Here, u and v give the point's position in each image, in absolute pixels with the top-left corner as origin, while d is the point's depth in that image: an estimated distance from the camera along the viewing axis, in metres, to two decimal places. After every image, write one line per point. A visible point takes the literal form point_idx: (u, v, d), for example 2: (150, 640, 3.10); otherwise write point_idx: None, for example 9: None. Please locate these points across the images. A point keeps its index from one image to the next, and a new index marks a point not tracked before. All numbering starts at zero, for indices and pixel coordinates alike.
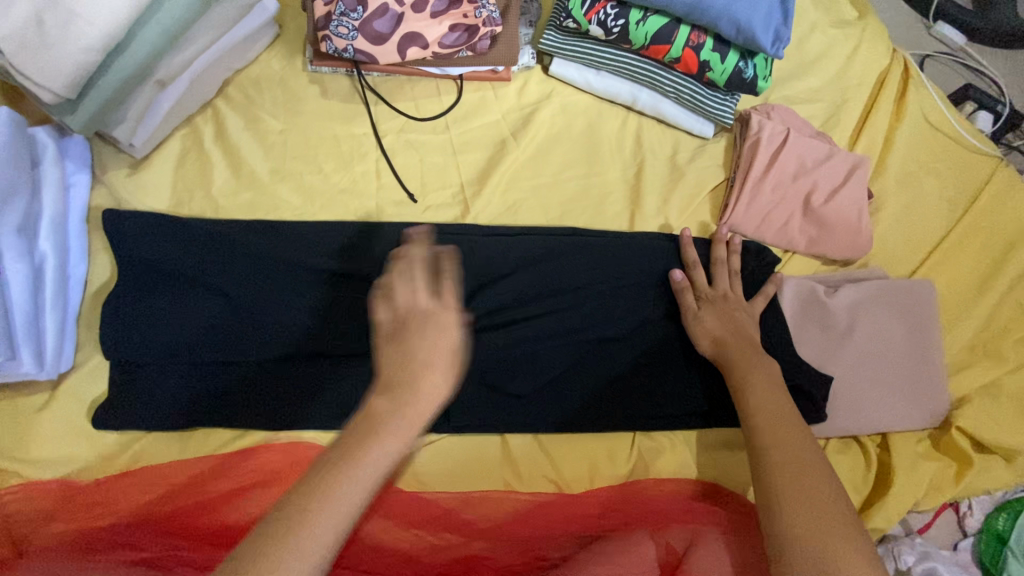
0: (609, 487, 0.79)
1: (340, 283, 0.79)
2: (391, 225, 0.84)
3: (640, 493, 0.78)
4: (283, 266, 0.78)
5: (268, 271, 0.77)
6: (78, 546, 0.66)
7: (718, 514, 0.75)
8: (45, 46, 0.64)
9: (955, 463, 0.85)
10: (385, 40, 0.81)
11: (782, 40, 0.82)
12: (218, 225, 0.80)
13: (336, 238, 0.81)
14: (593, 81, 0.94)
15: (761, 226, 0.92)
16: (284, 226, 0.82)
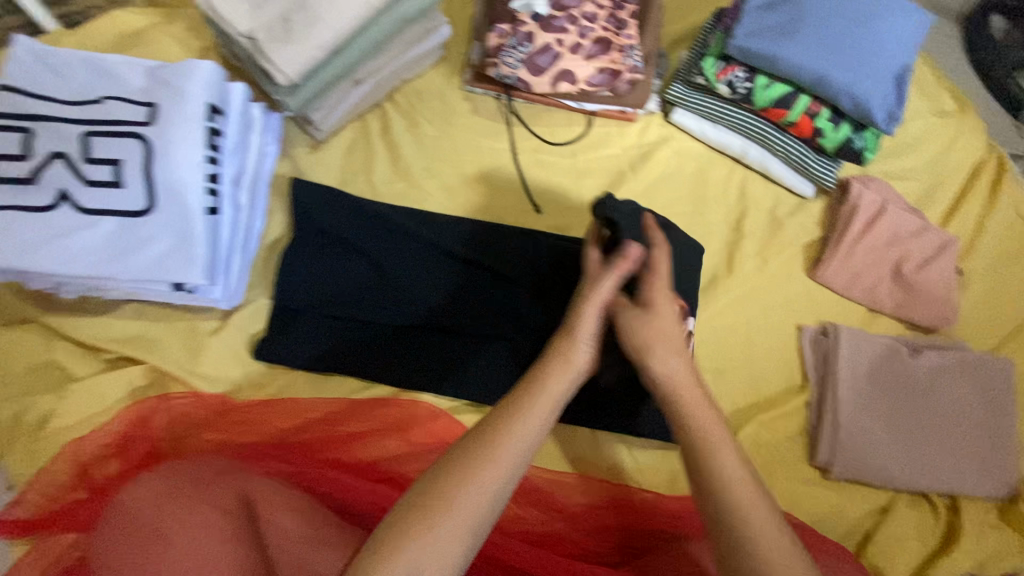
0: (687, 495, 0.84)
1: (465, 268, 0.90)
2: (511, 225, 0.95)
3: None
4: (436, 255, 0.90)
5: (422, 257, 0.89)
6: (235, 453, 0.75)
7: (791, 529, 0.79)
8: (291, 40, 0.80)
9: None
10: (542, 73, 0.95)
11: (895, 118, 0.91)
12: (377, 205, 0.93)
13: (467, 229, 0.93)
14: (709, 131, 1.05)
15: (851, 284, 0.99)
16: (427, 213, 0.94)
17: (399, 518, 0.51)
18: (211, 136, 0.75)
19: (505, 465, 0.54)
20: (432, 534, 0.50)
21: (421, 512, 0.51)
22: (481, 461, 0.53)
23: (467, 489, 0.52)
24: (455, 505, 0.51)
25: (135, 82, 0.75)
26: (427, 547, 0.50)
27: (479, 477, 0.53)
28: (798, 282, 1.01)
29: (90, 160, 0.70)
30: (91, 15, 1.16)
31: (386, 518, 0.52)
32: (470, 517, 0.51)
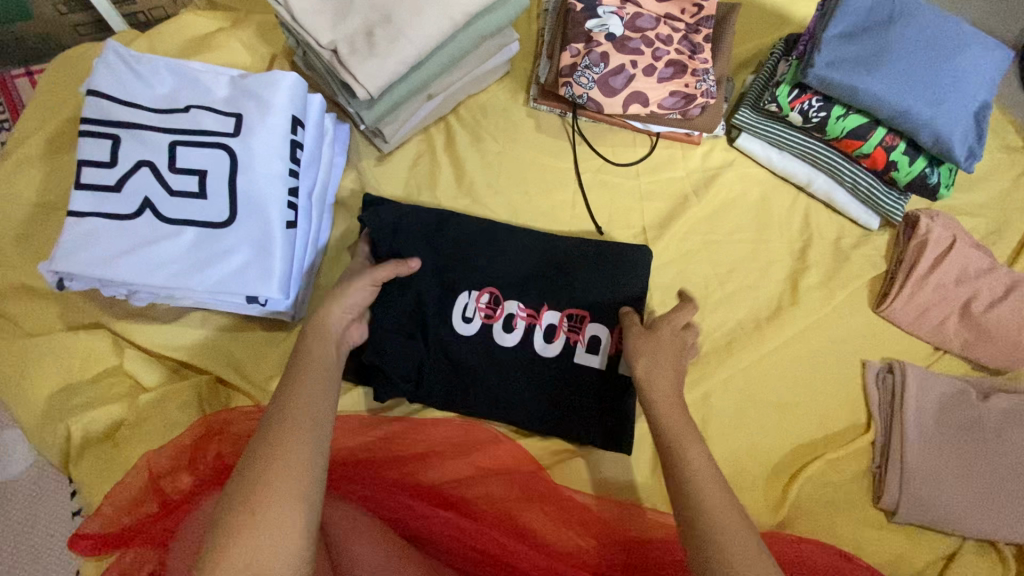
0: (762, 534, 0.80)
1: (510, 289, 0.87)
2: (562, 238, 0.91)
3: (794, 543, 0.80)
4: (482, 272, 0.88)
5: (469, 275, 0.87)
6: None
7: None
8: (374, 54, 0.79)
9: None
10: (615, 94, 0.93)
11: (976, 156, 0.89)
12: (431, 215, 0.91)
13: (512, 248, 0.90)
14: (774, 158, 1.04)
15: (917, 321, 0.97)
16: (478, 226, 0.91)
17: (241, 507, 0.51)
18: (293, 149, 0.75)
19: (296, 447, 0.55)
20: (269, 522, 0.50)
21: (263, 487, 0.51)
22: (274, 444, 0.54)
23: (273, 470, 0.52)
24: (265, 475, 0.52)
25: (219, 90, 0.74)
26: (251, 540, 0.49)
27: (272, 456, 0.53)
28: (862, 316, 0.99)
29: (177, 169, 0.70)
30: (155, 14, 1.17)
31: (237, 502, 0.51)
32: (282, 505, 0.51)
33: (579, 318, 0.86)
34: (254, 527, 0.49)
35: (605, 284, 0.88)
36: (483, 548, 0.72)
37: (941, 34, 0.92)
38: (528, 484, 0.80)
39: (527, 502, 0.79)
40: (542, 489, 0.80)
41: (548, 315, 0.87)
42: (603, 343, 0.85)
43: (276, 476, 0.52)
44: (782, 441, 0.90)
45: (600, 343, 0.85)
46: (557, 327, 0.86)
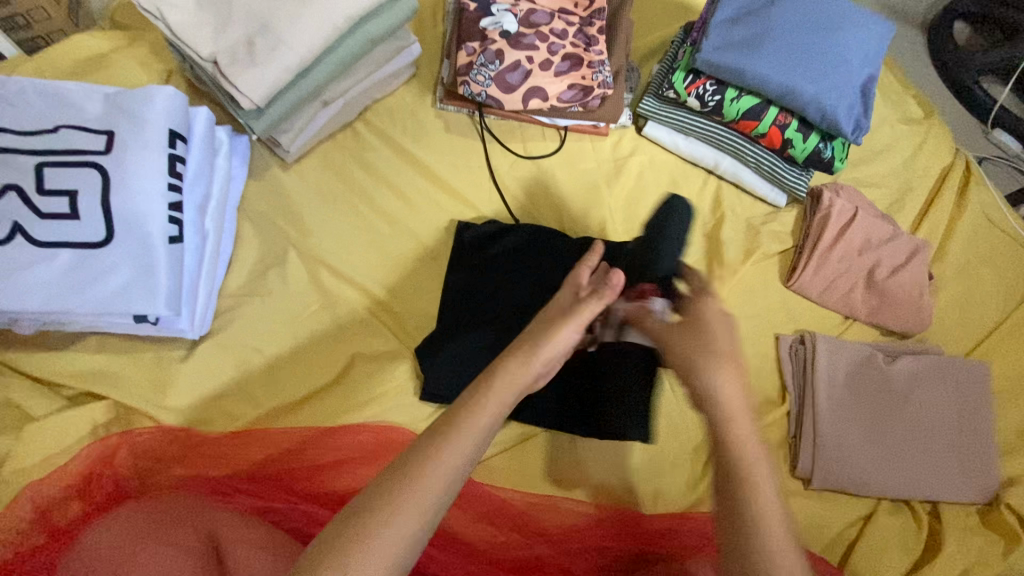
0: (669, 513, 0.83)
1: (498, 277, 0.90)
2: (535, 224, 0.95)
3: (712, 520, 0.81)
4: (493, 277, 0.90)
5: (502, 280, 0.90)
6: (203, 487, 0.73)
7: None
8: (255, 63, 0.78)
9: (1009, 539, 0.86)
10: (514, 89, 0.94)
11: (862, 129, 0.93)
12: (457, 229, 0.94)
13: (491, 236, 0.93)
14: (681, 143, 1.06)
15: (826, 292, 1.00)
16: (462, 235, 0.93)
17: (325, 553, 0.45)
18: (173, 163, 0.74)
19: (426, 488, 0.48)
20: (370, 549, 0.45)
21: (359, 534, 0.46)
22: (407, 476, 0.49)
23: (388, 507, 0.47)
24: (371, 522, 0.46)
25: (92, 109, 0.73)
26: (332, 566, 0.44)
27: (400, 497, 0.48)
28: (774, 291, 1.01)
29: (45, 191, 0.68)
30: (55, 38, 1.20)
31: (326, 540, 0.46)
32: (400, 529, 0.47)
33: None
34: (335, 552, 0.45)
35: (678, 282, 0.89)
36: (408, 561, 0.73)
37: (822, 12, 0.94)
38: None
39: (447, 504, 0.78)
40: (460, 491, 0.79)
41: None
42: None
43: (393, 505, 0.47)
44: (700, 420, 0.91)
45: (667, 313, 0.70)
46: None
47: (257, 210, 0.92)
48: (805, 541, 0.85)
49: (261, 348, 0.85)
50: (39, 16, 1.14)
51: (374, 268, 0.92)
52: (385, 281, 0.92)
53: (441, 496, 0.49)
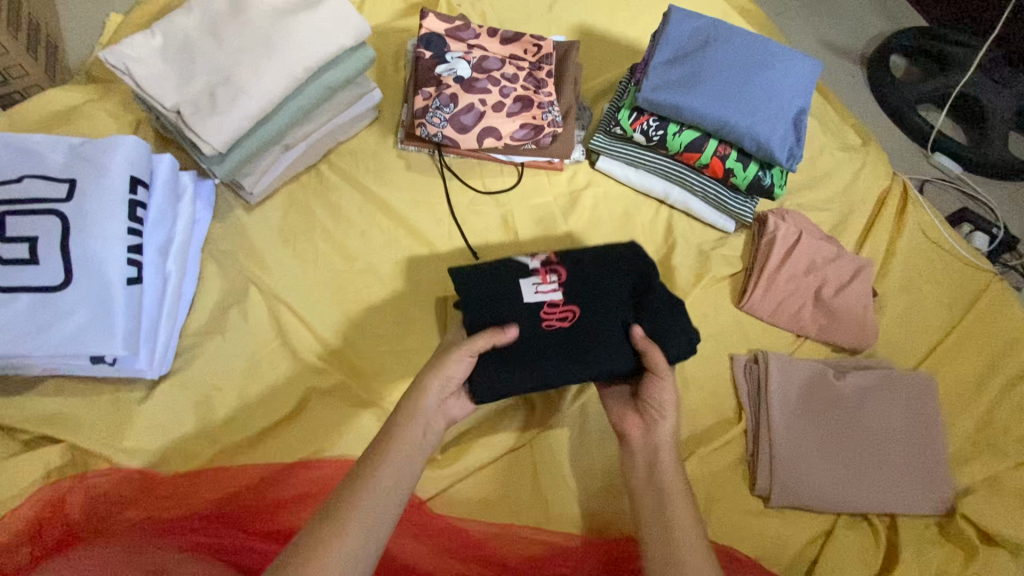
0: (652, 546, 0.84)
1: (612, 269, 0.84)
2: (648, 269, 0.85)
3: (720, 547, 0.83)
4: (586, 275, 0.83)
5: (584, 291, 0.81)
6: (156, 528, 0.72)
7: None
8: (215, 111, 0.83)
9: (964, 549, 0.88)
10: (467, 130, 1.00)
11: (795, 156, 0.98)
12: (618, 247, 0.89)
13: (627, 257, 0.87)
14: (632, 176, 1.11)
15: (776, 313, 1.04)
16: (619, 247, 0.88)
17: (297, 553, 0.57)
18: (133, 208, 0.77)
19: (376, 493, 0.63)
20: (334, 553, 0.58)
21: (330, 532, 0.59)
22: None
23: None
24: (330, 524, 0.60)
25: (57, 158, 0.77)
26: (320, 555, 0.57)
27: (352, 500, 0.62)
28: (727, 313, 1.05)
29: (6, 238, 0.70)
30: (32, 92, 1.24)
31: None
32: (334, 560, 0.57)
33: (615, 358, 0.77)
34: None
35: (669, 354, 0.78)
36: None
37: (752, 53, 1.01)
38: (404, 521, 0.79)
39: (405, 536, 0.78)
40: (421, 523, 0.80)
41: (555, 279, 0.82)
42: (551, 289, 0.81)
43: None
44: None
45: (552, 296, 0.81)
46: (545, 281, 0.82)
47: (221, 250, 0.95)
48: (764, 562, 0.86)
49: (222, 386, 0.86)
50: (16, 72, 1.19)
51: (336, 305, 0.95)
52: (345, 316, 0.94)
53: (393, 497, 0.64)
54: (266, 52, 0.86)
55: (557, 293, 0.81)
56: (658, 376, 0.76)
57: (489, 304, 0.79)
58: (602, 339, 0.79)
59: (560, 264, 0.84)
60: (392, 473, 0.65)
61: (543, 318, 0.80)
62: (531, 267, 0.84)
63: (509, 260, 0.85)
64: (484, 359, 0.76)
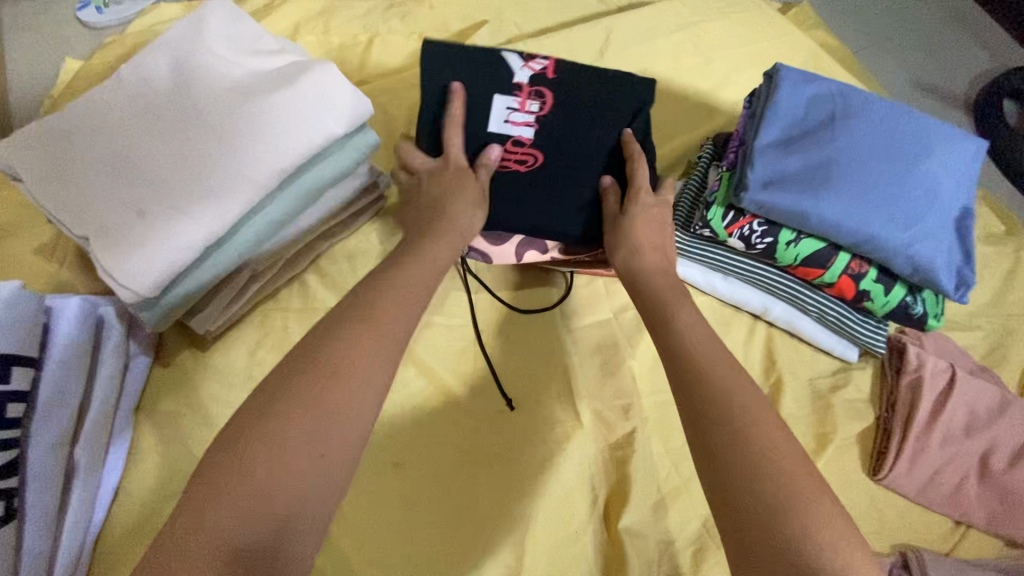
0: None
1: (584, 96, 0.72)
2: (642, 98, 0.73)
3: None
4: (559, 100, 0.72)
5: (571, 102, 0.72)
6: None
7: None
8: (143, 242, 0.57)
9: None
10: (503, 240, 0.76)
11: (967, 284, 0.70)
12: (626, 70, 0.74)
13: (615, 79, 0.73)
14: (719, 285, 0.83)
15: (927, 489, 0.75)
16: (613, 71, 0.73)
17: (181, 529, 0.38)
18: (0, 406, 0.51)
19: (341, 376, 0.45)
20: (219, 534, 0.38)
21: (248, 461, 0.41)
22: (297, 375, 0.45)
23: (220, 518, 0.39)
24: (227, 479, 0.40)
25: None
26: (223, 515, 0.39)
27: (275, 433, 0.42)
28: (858, 486, 0.76)
29: None
30: None
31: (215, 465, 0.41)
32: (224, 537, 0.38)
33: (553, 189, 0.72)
34: (212, 503, 0.39)
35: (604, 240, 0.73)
36: None
37: (898, 134, 0.73)
38: None
39: None
40: None
41: (536, 106, 0.71)
42: (522, 115, 0.71)
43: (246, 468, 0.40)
44: None
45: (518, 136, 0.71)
46: (518, 105, 0.71)
47: (161, 409, 0.68)
48: None
49: None
50: None
51: None
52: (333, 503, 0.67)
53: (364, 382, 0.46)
54: (222, 154, 0.60)
55: (529, 126, 0.71)
56: (636, 160, 0.70)
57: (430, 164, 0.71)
58: (591, 154, 0.72)
59: (548, 87, 0.71)
60: (361, 379, 0.46)
61: (498, 156, 0.71)
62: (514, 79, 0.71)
63: (498, 59, 0.71)
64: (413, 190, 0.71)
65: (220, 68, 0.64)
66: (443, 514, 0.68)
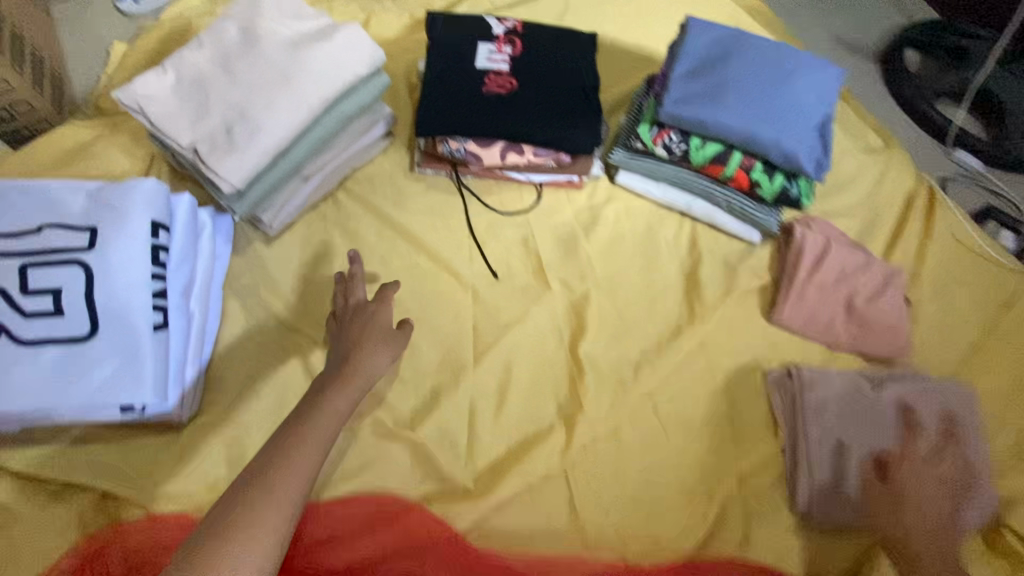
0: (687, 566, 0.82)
1: (553, 47, 1.04)
2: (592, 47, 1.06)
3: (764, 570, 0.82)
4: (534, 48, 1.03)
5: (541, 43, 1.04)
6: None
7: None
8: (233, 148, 0.81)
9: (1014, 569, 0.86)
10: (491, 144, 0.99)
11: (824, 166, 0.96)
12: (577, 33, 1.08)
13: (575, 39, 1.06)
14: (653, 189, 1.09)
15: (807, 325, 1.02)
16: (574, 33, 1.07)
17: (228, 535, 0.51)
18: (157, 254, 0.75)
19: (318, 432, 0.62)
20: (271, 518, 0.53)
21: (265, 495, 0.55)
22: (292, 441, 0.60)
23: (263, 498, 0.54)
24: (261, 493, 0.55)
25: (74, 204, 0.75)
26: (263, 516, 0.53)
27: (278, 481, 0.56)
28: (758, 326, 1.03)
29: (30, 291, 0.69)
30: (41, 127, 1.22)
31: (240, 501, 0.54)
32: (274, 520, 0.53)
33: (530, 99, 0.99)
34: (258, 502, 0.54)
35: (567, 137, 0.98)
36: None
37: (775, 62, 0.99)
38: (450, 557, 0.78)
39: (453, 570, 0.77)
40: (463, 551, 0.78)
41: (509, 50, 1.02)
42: (499, 55, 1.02)
43: (259, 512, 0.53)
44: (693, 465, 0.91)
45: (499, 68, 1.00)
46: (497, 50, 1.02)
47: (243, 285, 0.94)
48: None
49: (251, 425, 0.85)
50: (22, 106, 1.17)
51: None
52: None
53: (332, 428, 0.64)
54: (281, 86, 0.84)
55: (504, 63, 1.01)
56: None
57: (441, 85, 0.99)
58: (560, 71, 1.02)
59: (517, 38, 1.04)
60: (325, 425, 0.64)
61: (484, 81, 0.99)
62: (494, 33, 1.04)
63: (483, 23, 1.04)
64: (428, 105, 0.98)
65: (274, 26, 0.88)
66: (453, 353, 0.94)
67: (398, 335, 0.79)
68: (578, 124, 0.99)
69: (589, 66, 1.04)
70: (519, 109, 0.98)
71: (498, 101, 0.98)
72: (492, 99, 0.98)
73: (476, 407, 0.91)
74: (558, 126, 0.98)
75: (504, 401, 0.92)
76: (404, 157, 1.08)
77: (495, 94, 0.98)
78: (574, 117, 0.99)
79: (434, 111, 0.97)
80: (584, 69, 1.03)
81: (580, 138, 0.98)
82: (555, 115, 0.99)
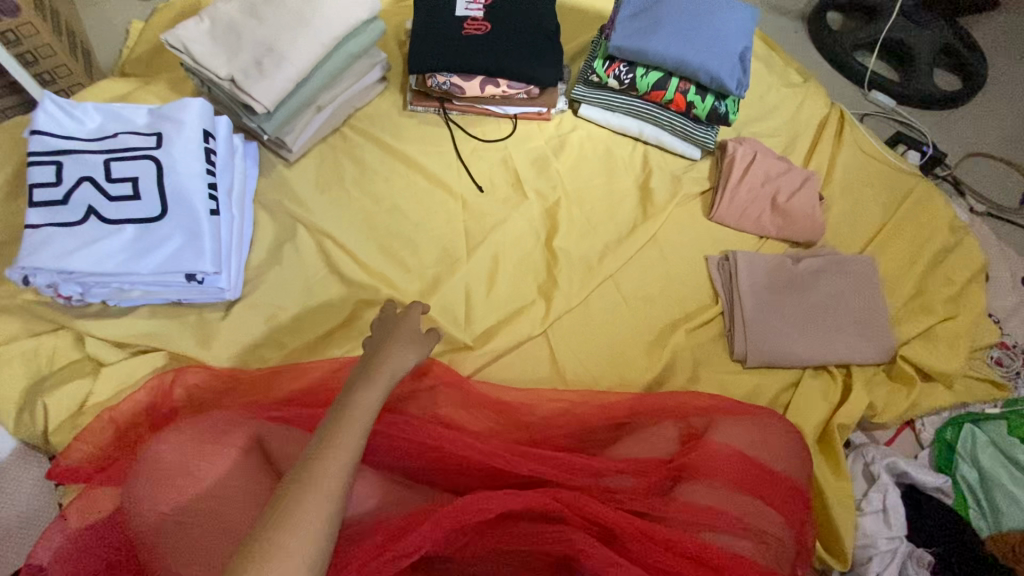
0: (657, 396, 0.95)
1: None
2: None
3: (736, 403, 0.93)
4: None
5: None
6: (236, 407, 0.84)
7: (779, 428, 0.91)
8: (264, 76, 1.01)
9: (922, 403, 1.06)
10: (472, 78, 1.21)
11: (744, 85, 1.19)
12: None
13: None
14: (610, 118, 1.30)
15: (741, 219, 1.23)
16: None
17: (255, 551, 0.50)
18: (207, 155, 0.94)
19: (347, 435, 0.58)
20: (300, 530, 0.51)
21: (294, 511, 0.52)
22: (323, 440, 0.58)
23: (292, 523, 0.51)
24: (287, 512, 0.52)
25: (140, 119, 0.94)
26: (286, 537, 0.51)
27: (306, 498, 0.53)
28: (700, 222, 1.24)
29: (115, 179, 0.88)
30: (76, 90, 1.40)
31: (269, 520, 0.52)
32: (301, 541, 0.51)
33: (502, 39, 1.20)
34: (284, 520, 0.51)
35: (534, 69, 1.19)
36: (416, 443, 0.84)
37: (700, 4, 1.22)
38: (454, 396, 0.95)
39: (455, 406, 0.94)
40: (463, 391, 0.95)
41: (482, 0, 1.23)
42: (475, 5, 1.23)
43: (289, 524, 0.51)
44: (651, 326, 1.10)
45: (475, 16, 1.22)
46: (473, 1, 1.23)
47: (269, 198, 1.12)
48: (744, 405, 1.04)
49: (284, 304, 1.02)
50: (63, 72, 1.36)
51: (369, 236, 1.11)
52: (380, 242, 1.11)
53: (360, 430, 0.60)
54: (299, 27, 1.04)
55: (479, 11, 1.22)
56: None
57: (428, 32, 1.20)
58: (526, 16, 1.23)
59: None
60: (353, 431, 0.59)
61: (463, 27, 1.21)
62: None
63: None
64: (417, 49, 1.19)
65: None
66: (448, 248, 1.13)
67: (424, 339, 0.76)
68: (542, 59, 1.20)
69: (549, 13, 1.25)
70: (493, 48, 1.19)
71: (475, 43, 1.19)
72: (471, 40, 1.19)
73: (470, 287, 1.10)
74: (526, 61, 1.19)
75: (493, 283, 1.10)
76: (398, 98, 1.28)
77: (472, 37, 1.20)
78: (539, 54, 1.21)
79: (424, 52, 1.18)
80: (546, 14, 1.24)
81: (545, 70, 1.20)
82: (523, 52, 1.20)
